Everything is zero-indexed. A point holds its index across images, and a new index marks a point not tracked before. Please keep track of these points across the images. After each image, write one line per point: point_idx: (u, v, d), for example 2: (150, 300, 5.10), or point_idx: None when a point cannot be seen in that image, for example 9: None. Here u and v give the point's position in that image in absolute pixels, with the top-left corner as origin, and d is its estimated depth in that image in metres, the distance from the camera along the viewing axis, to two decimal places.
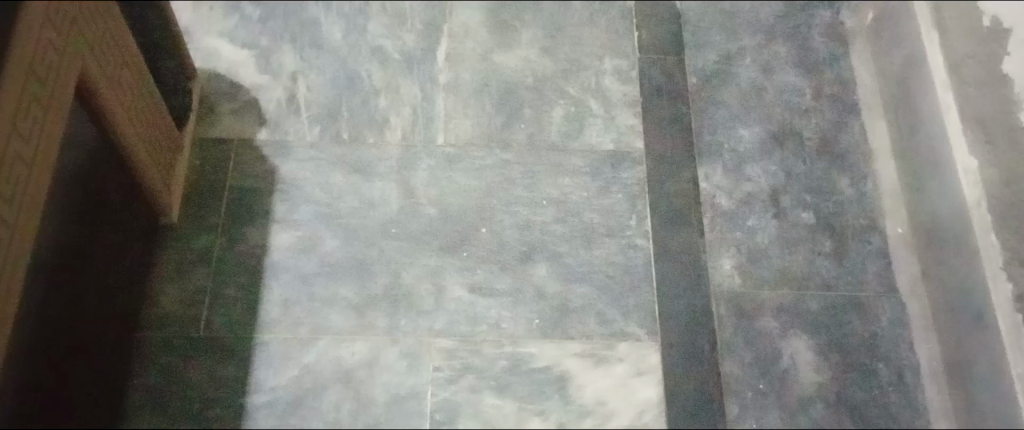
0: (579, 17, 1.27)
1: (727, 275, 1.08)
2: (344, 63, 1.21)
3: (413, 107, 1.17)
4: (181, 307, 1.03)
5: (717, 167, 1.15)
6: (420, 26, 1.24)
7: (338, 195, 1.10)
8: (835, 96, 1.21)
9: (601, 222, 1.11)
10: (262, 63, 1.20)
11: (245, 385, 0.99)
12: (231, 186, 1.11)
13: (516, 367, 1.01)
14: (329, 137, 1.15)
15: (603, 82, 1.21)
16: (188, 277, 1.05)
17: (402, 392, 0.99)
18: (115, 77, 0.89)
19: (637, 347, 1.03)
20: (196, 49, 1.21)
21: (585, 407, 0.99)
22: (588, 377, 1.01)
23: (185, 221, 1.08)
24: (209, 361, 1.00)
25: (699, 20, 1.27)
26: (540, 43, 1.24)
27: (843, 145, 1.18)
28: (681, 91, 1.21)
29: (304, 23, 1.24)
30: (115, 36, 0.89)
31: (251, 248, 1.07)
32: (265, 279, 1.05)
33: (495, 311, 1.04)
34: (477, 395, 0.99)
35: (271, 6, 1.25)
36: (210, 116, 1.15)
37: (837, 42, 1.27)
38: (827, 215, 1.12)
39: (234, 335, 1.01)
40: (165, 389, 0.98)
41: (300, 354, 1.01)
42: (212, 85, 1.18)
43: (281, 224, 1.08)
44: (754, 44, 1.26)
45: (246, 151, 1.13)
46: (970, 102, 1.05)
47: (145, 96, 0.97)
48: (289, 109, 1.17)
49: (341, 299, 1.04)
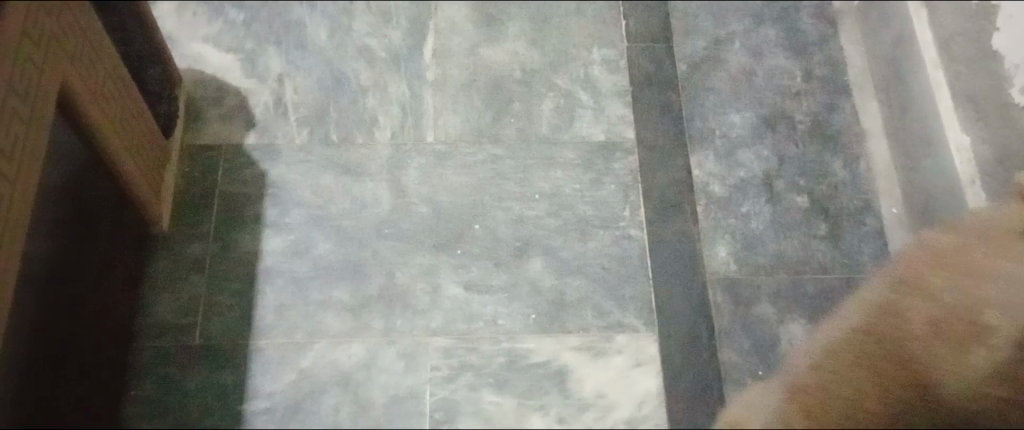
0: (566, 7, 1.26)
1: (722, 263, 1.08)
2: (330, 63, 1.20)
3: (402, 105, 1.17)
4: (176, 316, 1.03)
5: (709, 154, 1.14)
6: (406, 23, 1.23)
7: (329, 197, 1.10)
8: (825, 78, 1.21)
9: (594, 214, 1.10)
10: (247, 67, 1.19)
11: (243, 392, 0.98)
12: (222, 191, 1.10)
13: (514, 363, 1.01)
14: (318, 139, 1.14)
15: (591, 72, 1.20)
16: (181, 286, 1.04)
17: (400, 392, 0.99)
18: (99, 89, 0.88)
19: (634, 339, 1.03)
20: (180, 55, 1.20)
21: (585, 401, 0.99)
22: (587, 370, 1.00)
23: (176, 229, 1.08)
24: (206, 368, 1.00)
25: (687, 6, 1.26)
26: (527, 36, 1.23)
27: (835, 127, 1.17)
28: (671, 78, 1.20)
29: (288, 24, 1.23)
30: (97, 49, 0.89)
31: (243, 254, 1.06)
32: (259, 285, 1.05)
33: (491, 308, 1.04)
34: (476, 393, 0.99)
35: (255, 8, 1.24)
36: (198, 123, 1.15)
37: (826, 23, 1.26)
38: (821, 198, 1.12)
39: (231, 342, 1.01)
40: (164, 398, 0.98)
41: (297, 359, 1.00)
42: (198, 90, 1.17)
43: (272, 229, 1.08)
44: (743, 29, 1.25)
45: (235, 156, 1.13)
46: (960, 80, 1.06)
47: (131, 107, 0.96)
48: (277, 112, 1.16)
49: (336, 301, 1.04)
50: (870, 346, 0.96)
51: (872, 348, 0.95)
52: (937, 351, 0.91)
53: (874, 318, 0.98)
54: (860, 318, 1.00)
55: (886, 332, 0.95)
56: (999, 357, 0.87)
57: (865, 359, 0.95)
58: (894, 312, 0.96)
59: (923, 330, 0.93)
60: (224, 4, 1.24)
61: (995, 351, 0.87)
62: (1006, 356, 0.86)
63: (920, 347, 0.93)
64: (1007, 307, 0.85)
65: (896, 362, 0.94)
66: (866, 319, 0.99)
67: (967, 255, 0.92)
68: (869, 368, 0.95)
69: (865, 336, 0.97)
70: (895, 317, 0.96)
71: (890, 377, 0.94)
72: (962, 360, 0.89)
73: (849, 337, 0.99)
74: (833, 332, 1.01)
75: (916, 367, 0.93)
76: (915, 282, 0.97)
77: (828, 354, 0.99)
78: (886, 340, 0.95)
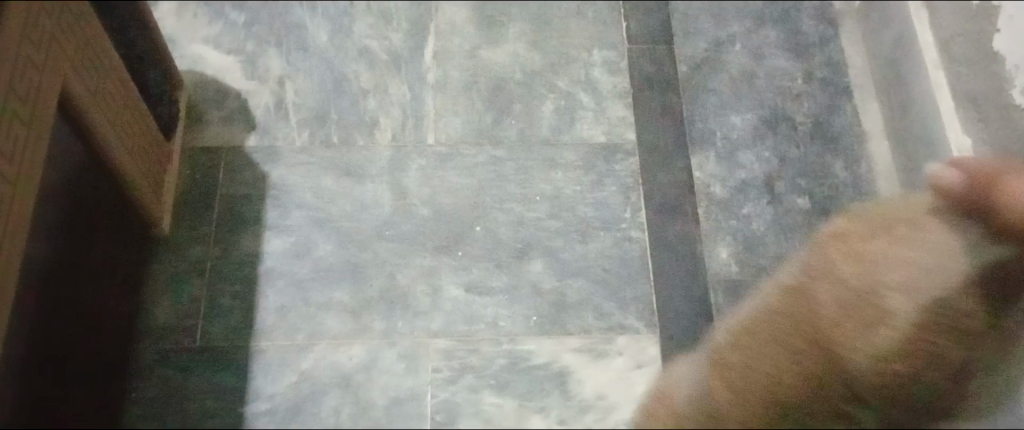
0: (566, 9, 1.26)
1: (723, 264, 1.07)
2: (330, 65, 1.20)
3: (403, 107, 1.17)
4: (176, 317, 1.03)
5: (710, 155, 1.14)
6: (406, 25, 1.23)
7: (330, 199, 1.10)
8: (826, 79, 1.21)
9: (595, 216, 1.10)
10: (248, 68, 1.19)
11: (244, 394, 0.98)
12: (222, 193, 1.10)
13: (515, 364, 1.01)
14: (318, 141, 1.14)
15: (592, 74, 1.20)
16: (181, 288, 1.04)
17: (401, 393, 0.99)
18: (99, 91, 0.88)
19: (635, 340, 1.03)
20: (181, 57, 1.20)
21: (585, 402, 0.99)
22: (588, 372, 1.00)
23: (177, 231, 1.08)
24: (207, 371, 1.00)
25: (688, 7, 1.26)
26: (528, 37, 1.23)
27: (836, 128, 1.17)
28: (672, 80, 1.20)
29: (289, 26, 1.23)
30: (97, 51, 0.89)
31: (244, 256, 1.06)
32: (260, 287, 1.05)
33: (492, 310, 1.04)
34: (476, 395, 0.99)
35: (256, 10, 1.24)
36: (198, 124, 1.15)
37: (827, 25, 1.26)
38: (823, 199, 1.12)
39: (231, 344, 1.01)
40: (164, 400, 0.98)
41: (297, 360, 1.00)
42: (199, 92, 1.17)
43: (273, 230, 1.08)
44: (743, 30, 1.25)
45: (236, 158, 1.13)
46: (960, 81, 1.05)
47: (132, 108, 0.96)
48: (278, 114, 1.16)
49: (336, 303, 1.04)
50: (787, 331, 0.91)
51: (787, 328, 0.92)
52: (875, 331, 0.86)
53: (782, 298, 0.96)
54: (771, 301, 0.98)
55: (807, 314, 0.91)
56: (905, 335, 0.85)
57: (774, 339, 0.92)
58: (806, 294, 0.93)
59: (832, 311, 0.89)
60: (225, 5, 1.24)
61: (896, 333, 0.86)
62: (926, 340, 0.84)
63: (829, 322, 0.89)
64: (905, 292, 0.86)
65: (806, 341, 0.90)
66: (779, 299, 0.97)
67: (874, 244, 0.92)
68: (797, 361, 0.90)
69: (775, 315, 0.94)
70: (806, 300, 0.92)
71: (813, 356, 0.89)
72: (873, 334, 0.86)
73: (763, 317, 0.96)
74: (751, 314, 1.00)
75: (828, 347, 0.88)
76: (823, 268, 0.94)
77: (747, 340, 0.95)
78: (806, 312, 0.91)
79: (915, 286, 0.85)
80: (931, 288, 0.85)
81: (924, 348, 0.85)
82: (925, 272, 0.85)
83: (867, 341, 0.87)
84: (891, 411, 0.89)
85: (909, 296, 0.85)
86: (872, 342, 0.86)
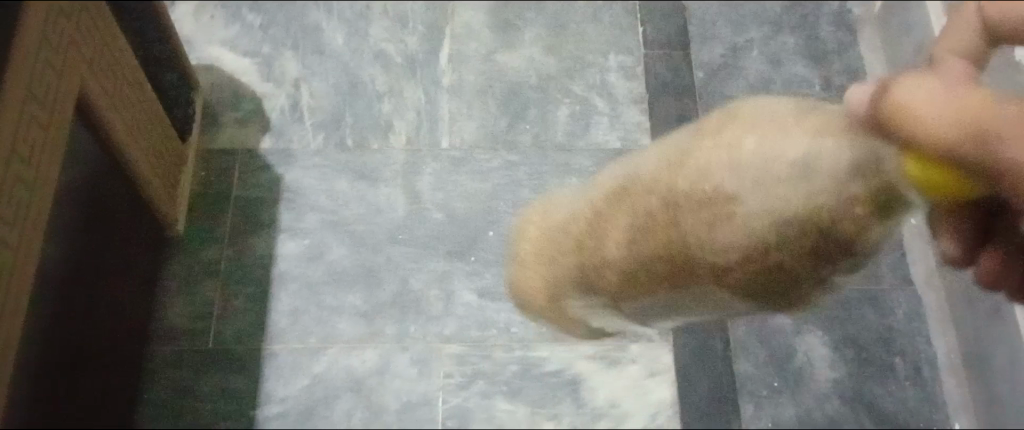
0: (583, 13, 1.25)
1: None
2: (346, 68, 1.20)
3: (417, 110, 1.16)
4: (190, 320, 1.03)
5: None
6: (422, 28, 1.23)
7: (344, 202, 1.10)
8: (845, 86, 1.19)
9: None
10: (265, 71, 1.19)
11: (256, 398, 0.99)
12: (236, 195, 1.11)
13: (526, 371, 1.01)
14: (333, 144, 1.14)
15: (608, 78, 1.19)
16: (196, 290, 1.05)
17: (413, 398, 0.99)
18: (115, 94, 0.89)
19: (648, 348, 1.02)
20: (197, 59, 1.20)
21: (599, 410, 1.00)
22: (602, 379, 1.01)
23: (191, 233, 1.08)
24: (219, 374, 1.00)
25: (705, 13, 1.26)
26: (543, 42, 1.22)
27: None
28: (686, 85, 1.17)
29: (306, 29, 1.23)
30: (115, 53, 0.89)
31: (258, 259, 1.07)
32: (272, 290, 1.05)
33: (505, 316, 1.02)
34: (489, 400, 1.00)
35: (273, 13, 1.24)
36: (213, 126, 1.15)
37: (845, 31, 1.25)
38: None
39: (244, 347, 1.02)
40: (177, 402, 0.99)
41: (310, 363, 1.01)
42: (215, 94, 1.18)
43: (287, 233, 1.09)
44: (761, 36, 1.24)
45: (252, 160, 1.13)
46: None
47: (148, 111, 0.96)
48: (292, 116, 1.16)
49: (349, 306, 1.04)
50: (637, 200, 0.54)
51: (656, 209, 0.51)
52: (719, 242, 0.47)
53: (663, 168, 0.51)
54: (654, 169, 0.53)
55: (649, 185, 0.52)
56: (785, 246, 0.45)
57: (670, 226, 0.50)
58: (653, 174, 0.52)
59: (656, 210, 0.51)
60: (242, 8, 1.24)
61: (737, 235, 0.45)
62: (773, 268, 0.47)
63: (686, 213, 0.48)
64: (754, 182, 0.43)
65: (662, 228, 0.51)
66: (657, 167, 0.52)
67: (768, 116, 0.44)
68: (647, 244, 0.53)
69: (648, 185, 0.52)
70: (678, 168, 0.48)
71: (642, 247, 0.54)
72: (708, 233, 0.47)
73: (647, 184, 0.52)
74: (639, 176, 0.55)
75: (684, 247, 0.50)
76: (691, 145, 0.49)
77: (631, 219, 0.55)
78: (654, 205, 0.51)
79: (773, 183, 0.42)
80: (799, 199, 0.42)
81: (774, 264, 0.46)
82: (757, 165, 0.43)
83: (691, 258, 0.50)
84: (711, 292, 0.55)
85: (751, 191, 0.43)
86: (714, 249, 0.47)
